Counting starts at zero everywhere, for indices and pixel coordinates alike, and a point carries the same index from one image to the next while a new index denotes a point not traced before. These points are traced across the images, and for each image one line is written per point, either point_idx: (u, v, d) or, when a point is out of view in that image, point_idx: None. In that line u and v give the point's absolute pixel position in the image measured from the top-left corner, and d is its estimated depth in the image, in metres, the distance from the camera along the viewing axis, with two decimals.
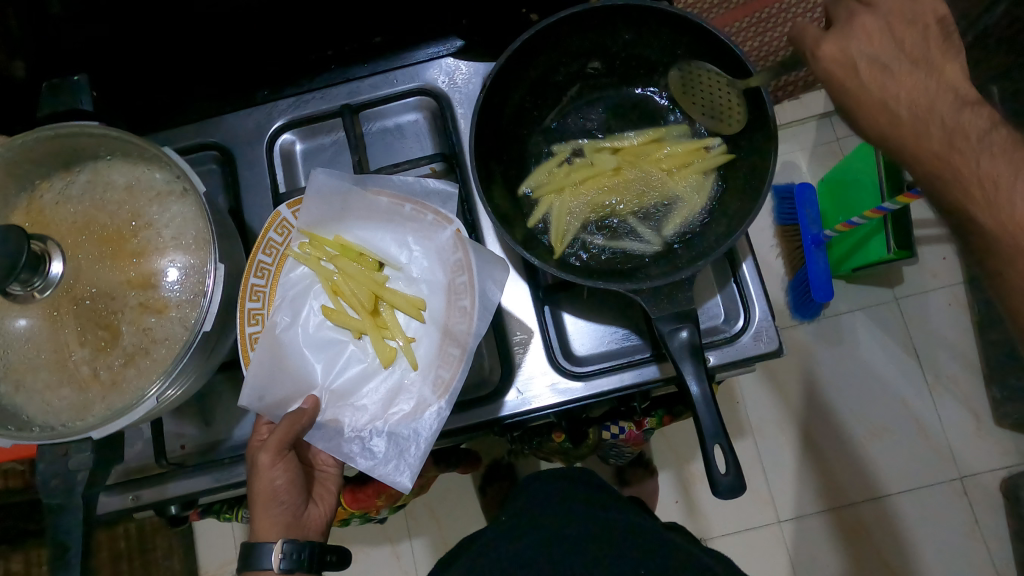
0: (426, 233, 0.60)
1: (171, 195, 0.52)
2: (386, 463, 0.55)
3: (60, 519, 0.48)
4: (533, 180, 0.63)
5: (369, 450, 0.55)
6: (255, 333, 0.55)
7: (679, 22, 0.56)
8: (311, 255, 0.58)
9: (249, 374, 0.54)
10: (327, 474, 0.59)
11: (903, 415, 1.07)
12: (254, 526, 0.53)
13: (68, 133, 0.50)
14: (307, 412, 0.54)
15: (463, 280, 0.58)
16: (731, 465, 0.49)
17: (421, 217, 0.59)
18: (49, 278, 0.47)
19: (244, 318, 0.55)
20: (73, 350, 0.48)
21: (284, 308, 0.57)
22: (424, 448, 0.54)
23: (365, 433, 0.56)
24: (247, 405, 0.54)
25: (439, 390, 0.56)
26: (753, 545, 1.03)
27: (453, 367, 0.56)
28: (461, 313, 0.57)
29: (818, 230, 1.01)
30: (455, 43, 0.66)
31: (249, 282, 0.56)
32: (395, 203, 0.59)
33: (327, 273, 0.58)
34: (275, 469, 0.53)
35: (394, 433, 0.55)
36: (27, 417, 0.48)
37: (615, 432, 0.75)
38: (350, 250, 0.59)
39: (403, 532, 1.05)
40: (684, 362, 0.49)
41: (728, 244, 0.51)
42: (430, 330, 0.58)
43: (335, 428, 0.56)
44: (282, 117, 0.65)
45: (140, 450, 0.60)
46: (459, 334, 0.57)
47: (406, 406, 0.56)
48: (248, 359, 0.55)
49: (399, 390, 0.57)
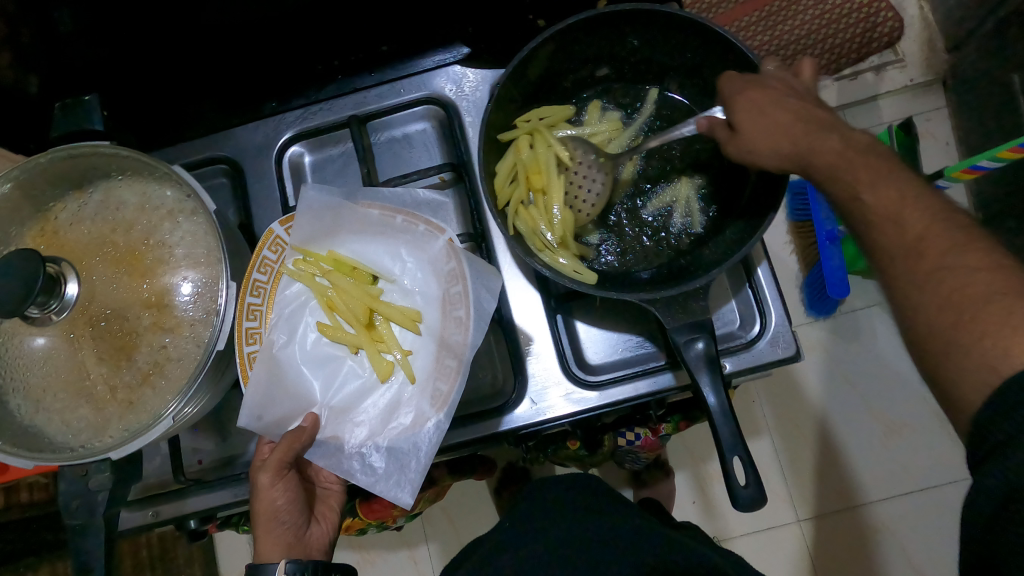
0: (418, 244, 0.60)
1: (182, 213, 0.52)
2: (387, 479, 0.55)
3: (80, 537, 0.49)
4: (533, 115, 0.63)
5: (369, 466, 0.55)
6: (253, 352, 0.54)
7: (691, 26, 0.55)
8: (304, 272, 0.58)
9: (248, 395, 0.53)
10: (329, 491, 0.60)
11: (923, 411, 1.06)
12: (256, 546, 0.53)
13: (81, 153, 0.50)
14: (306, 430, 0.55)
15: (457, 290, 0.57)
16: (751, 476, 0.48)
17: (412, 227, 0.59)
18: (65, 300, 0.48)
19: (241, 339, 0.54)
20: (91, 370, 0.48)
21: (281, 325, 0.57)
22: (424, 462, 0.54)
23: (365, 449, 0.56)
24: (245, 427, 0.53)
25: (436, 403, 0.55)
26: (771, 545, 1.03)
27: (449, 379, 0.56)
28: (456, 323, 0.57)
29: (832, 227, 0.98)
30: (462, 50, 0.65)
31: (246, 301, 0.54)
32: (385, 216, 0.59)
33: (322, 289, 0.58)
34: (275, 488, 0.53)
35: (393, 448, 0.55)
36: (47, 438, 0.48)
37: (630, 438, 0.75)
38: (344, 265, 0.59)
39: (422, 537, 1.05)
40: (700, 373, 0.49)
41: (744, 251, 0.51)
42: (427, 343, 0.58)
43: (335, 445, 0.56)
44: (289, 129, 0.65)
45: (159, 465, 0.60)
46: (455, 345, 0.56)
47: (405, 420, 0.56)
48: (247, 379, 0.53)
49: (398, 404, 0.57)
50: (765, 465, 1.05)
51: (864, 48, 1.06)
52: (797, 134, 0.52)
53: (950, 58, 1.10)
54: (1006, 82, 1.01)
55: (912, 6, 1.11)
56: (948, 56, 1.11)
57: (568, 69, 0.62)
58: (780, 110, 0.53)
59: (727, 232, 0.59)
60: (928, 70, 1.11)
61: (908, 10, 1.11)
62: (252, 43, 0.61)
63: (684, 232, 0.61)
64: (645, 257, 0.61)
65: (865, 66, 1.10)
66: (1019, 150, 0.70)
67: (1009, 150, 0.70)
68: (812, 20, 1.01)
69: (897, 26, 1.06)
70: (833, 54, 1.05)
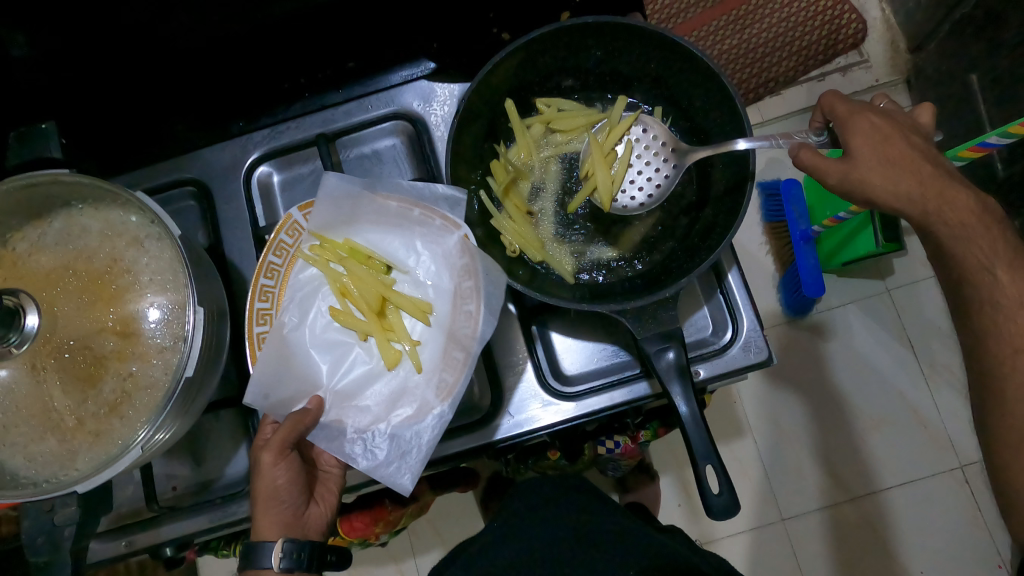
0: (434, 238, 0.59)
1: (147, 238, 0.51)
2: (388, 465, 0.54)
3: (49, 573, 0.48)
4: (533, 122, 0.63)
5: (371, 450, 0.54)
6: (263, 333, 0.56)
7: (655, 38, 0.56)
8: (320, 258, 0.58)
9: (254, 373, 0.53)
10: (329, 474, 0.57)
11: (900, 406, 1.07)
12: (255, 525, 0.53)
13: (38, 183, 0.48)
14: (309, 413, 0.54)
15: (469, 285, 0.57)
16: (724, 484, 0.48)
17: (428, 221, 0.58)
18: (25, 332, 0.46)
19: (252, 319, 0.56)
20: (57, 402, 0.47)
21: (292, 308, 0.57)
22: (426, 450, 0.53)
23: (368, 434, 0.55)
24: (251, 404, 0.53)
25: (441, 393, 0.55)
26: (756, 547, 1.03)
27: (456, 370, 0.55)
28: (467, 317, 0.56)
29: (806, 226, 1.01)
30: (427, 66, 0.65)
31: (260, 282, 0.56)
32: (404, 208, 0.58)
33: (336, 275, 0.57)
34: (278, 467, 0.53)
35: (397, 435, 0.54)
36: (11, 473, 0.47)
37: (610, 446, 0.75)
38: (359, 253, 0.58)
39: (408, 551, 1.04)
40: (671, 382, 0.49)
41: (713, 259, 0.52)
42: (436, 335, 0.58)
43: (338, 429, 0.55)
44: (256, 150, 0.64)
45: (131, 494, 0.59)
46: (462, 337, 0.56)
47: (407, 410, 0.55)
48: (254, 359, 0.54)
49: (403, 392, 0.56)
50: (747, 464, 1.06)
51: (831, 49, 1.09)
52: (894, 160, 0.58)
53: (912, 58, 1.13)
54: (965, 82, 1.03)
55: (874, 8, 1.15)
56: (910, 56, 1.14)
57: (532, 81, 0.63)
58: (873, 133, 0.59)
59: (689, 238, 0.61)
60: (892, 71, 1.14)
61: (870, 12, 1.14)
62: (218, 63, 0.60)
63: (661, 236, 0.62)
64: (627, 265, 0.62)
65: (832, 67, 1.12)
66: (980, 149, 0.75)
67: (970, 149, 0.76)
68: (778, 23, 1.05)
69: (860, 27, 1.09)
70: (802, 55, 1.08)
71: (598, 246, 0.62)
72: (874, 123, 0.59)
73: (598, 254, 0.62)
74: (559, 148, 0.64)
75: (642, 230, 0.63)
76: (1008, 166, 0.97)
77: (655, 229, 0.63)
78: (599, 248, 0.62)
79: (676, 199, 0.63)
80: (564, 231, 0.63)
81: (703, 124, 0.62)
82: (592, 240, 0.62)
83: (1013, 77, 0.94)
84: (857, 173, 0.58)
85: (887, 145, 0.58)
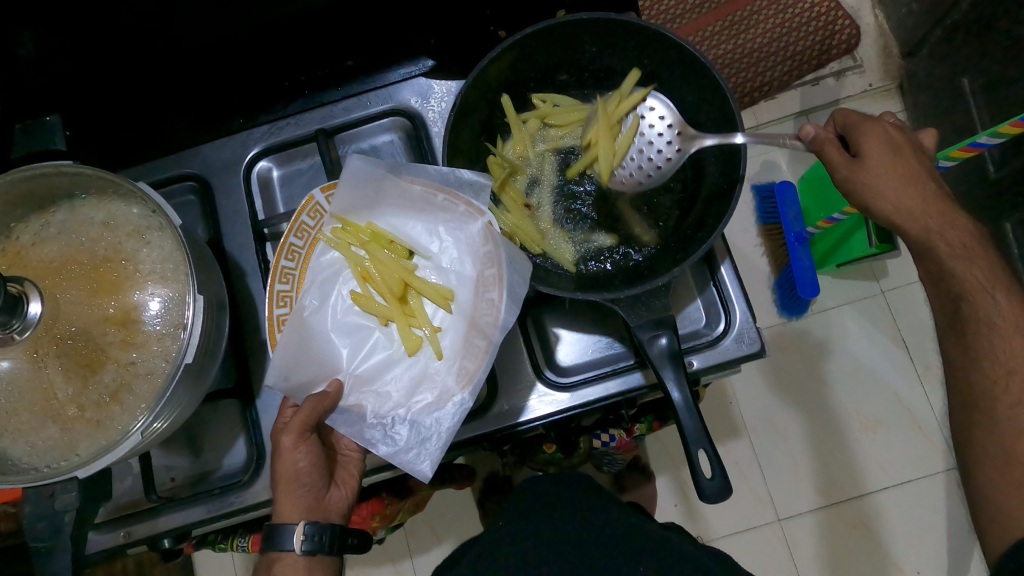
0: (457, 224, 0.60)
1: (149, 229, 0.52)
2: (407, 451, 0.54)
3: (51, 560, 0.48)
4: (526, 116, 0.65)
5: (391, 437, 0.55)
6: (283, 316, 0.57)
7: (645, 33, 0.57)
8: (340, 241, 0.58)
9: (276, 356, 0.55)
10: (349, 457, 0.58)
11: (896, 407, 1.08)
12: (277, 506, 0.53)
13: (43, 175, 0.49)
14: (329, 396, 0.55)
15: (492, 272, 0.57)
16: (716, 470, 0.49)
17: (453, 207, 0.59)
18: (26, 320, 0.47)
19: (272, 301, 0.57)
20: (59, 390, 0.48)
21: (314, 291, 0.58)
22: (446, 437, 0.54)
23: (388, 420, 0.56)
24: (272, 386, 0.54)
25: (462, 380, 0.56)
26: (753, 546, 1.04)
27: (477, 358, 0.56)
28: (488, 305, 0.57)
29: (801, 228, 1.02)
30: (427, 63, 0.67)
31: (279, 263, 0.57)
32: (428, 193, 0.59)
33: (357, 259, 0.58)
34: (297, 450, 0.53)
35: (416, 421, 0.55)
36: (12, 461, 0.47)
37: (606, 439, 0.76)
38: (382, 237, 0.59)
39: (405, 550, 1.04)
40: (664, 369, 0.50)
41: (704, 248, 0.53)
42: (457, 321, 0.58)
43: (358, 413, 0.56)
44: (257, 145, 0.65)
45: (130, 485, 0.59)
46: (485, 326, 0.56)
47: (429, 396, 0.56)
48: (276, 342, 0.55)
49: (423, 378, 0.57)
50: (743, 463, 1.06)
51: (824, 54, 1.11)
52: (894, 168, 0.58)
53: (905, 63, 1.15)
54: (956, 85, 1.05)
55: (867, 14, 1.16)
56: (903, 61, 1.15)
57: (527, 78, 0.64)
58: (884, 144, 0.58)
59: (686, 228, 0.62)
60: (885, 75, 1.16)
61: (864, 18, 1.16)
62: (220, 60, 0.62)
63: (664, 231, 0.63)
64: (625, 255, 0.63)
65: (826, 72, 1.14)
66: (970, 149, 0.76)
67: (961, 149, 0.77)
68: (772, 28, 1.06)
69: (854, 33, 1.11)
70: (795, 60, 1.09)
71: (598, 236, 0.63)
72: (885, 134, 0.59)
73: (599, 244, 0.63)
74: (555, 142, 0.65)
75: (645, 218, 0.64)
76: (1001, 168, 0.98)
77: (657, 219, 0.64)
78: (597, 237, 0.63)
79: (672, 194, 0.64)
80: (564, 220, 0.63)
81: (697, 118, 0.63)
82: (592, 228, 0.63)
83: (1003, 81, 0.96)
84: (864, 174, 0.58)
85: (897, 154, 0.58)
